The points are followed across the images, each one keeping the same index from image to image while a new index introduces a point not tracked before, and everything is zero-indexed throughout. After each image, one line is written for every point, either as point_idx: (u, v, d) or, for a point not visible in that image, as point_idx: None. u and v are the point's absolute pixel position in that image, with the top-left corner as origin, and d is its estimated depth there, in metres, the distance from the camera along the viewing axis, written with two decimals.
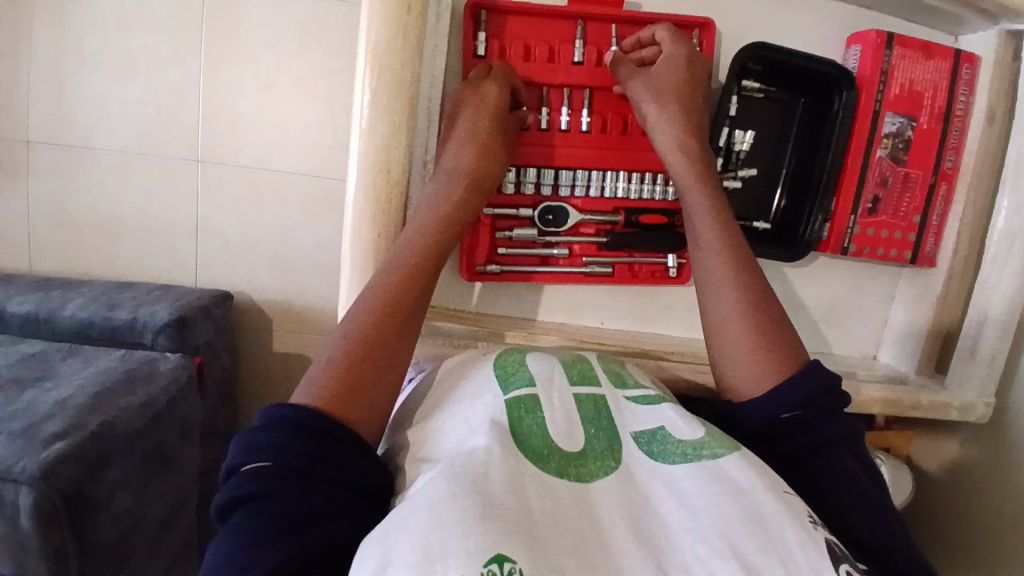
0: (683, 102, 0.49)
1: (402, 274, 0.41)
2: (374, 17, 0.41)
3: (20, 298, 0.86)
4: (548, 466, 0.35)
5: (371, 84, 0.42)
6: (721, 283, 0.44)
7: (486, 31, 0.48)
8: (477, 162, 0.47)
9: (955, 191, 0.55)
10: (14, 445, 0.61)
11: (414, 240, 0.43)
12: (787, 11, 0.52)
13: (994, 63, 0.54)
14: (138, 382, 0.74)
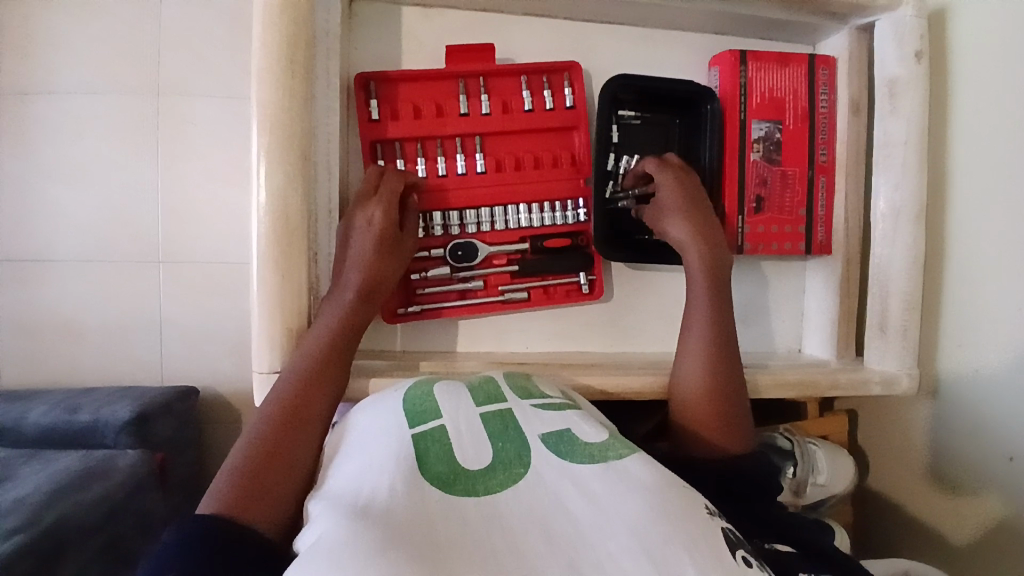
0: (695, 204, 0.53)
1: (303, 383, 0.43)
2: (264, 86, 0.46)
3: None
4: (455, 490, 0.32)
5: (266, 146, 0.46)
6: (696, 365, 0.50)
7: (377, 98, 0.54)
8: (382, 222, 0.49)
9: (836, 181, 0.59)
10: None
11: (309, 358, 0.44)
12: (649, 47, 0.59)
13: (848, 60, 0.58)
14: (95, 478, 0.74)
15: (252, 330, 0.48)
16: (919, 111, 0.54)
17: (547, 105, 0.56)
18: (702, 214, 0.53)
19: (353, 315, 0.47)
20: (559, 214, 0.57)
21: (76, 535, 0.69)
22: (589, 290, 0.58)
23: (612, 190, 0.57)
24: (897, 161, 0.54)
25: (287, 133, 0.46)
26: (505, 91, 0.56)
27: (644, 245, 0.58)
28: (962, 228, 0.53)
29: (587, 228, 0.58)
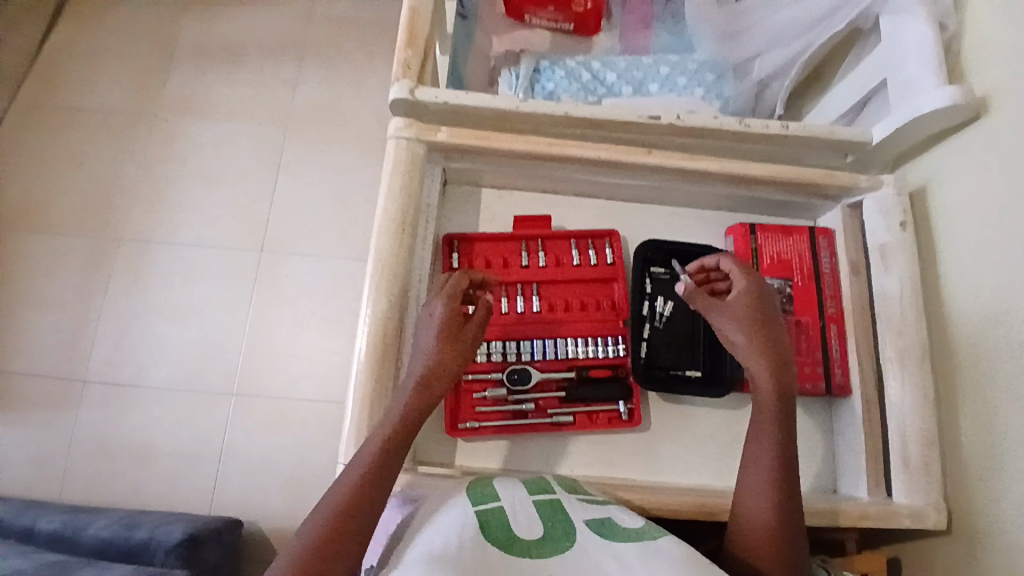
0: (766, 332, 0.58)
1: (370, 466, 0.50)
2: (379, 238, 0.61)
3: (50, 516, 0.95)
4: (513, 552, 0.42)
5: (375, 281, 0.60)
6: (760, 485, 0.54)
7: (458, 252, 0.69)
8: (449, 320, 0.57)
9: (846, 330, 0.68)
10: None
11: (378, 440, 0.52)
12: (675, 220, 0.74)
13: (843, 231, 0.71)
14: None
15: (344, 425, 0.57)
16: (909, 272, 0.64)
17: (592, 260, 0.70)
18: (773, 341, 0.58)
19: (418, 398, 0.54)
20: (602, 347, 0.67)
21: None
22: (629, 419, 0.65)
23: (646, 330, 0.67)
24: (895, 311, 0.63)
25: (392, 274, 0.60)
26: (558, 249, 0.70)
27: (678, 377, 0.67)
28: (965, 373, 0.60)
29: (627, 361, 0.67)
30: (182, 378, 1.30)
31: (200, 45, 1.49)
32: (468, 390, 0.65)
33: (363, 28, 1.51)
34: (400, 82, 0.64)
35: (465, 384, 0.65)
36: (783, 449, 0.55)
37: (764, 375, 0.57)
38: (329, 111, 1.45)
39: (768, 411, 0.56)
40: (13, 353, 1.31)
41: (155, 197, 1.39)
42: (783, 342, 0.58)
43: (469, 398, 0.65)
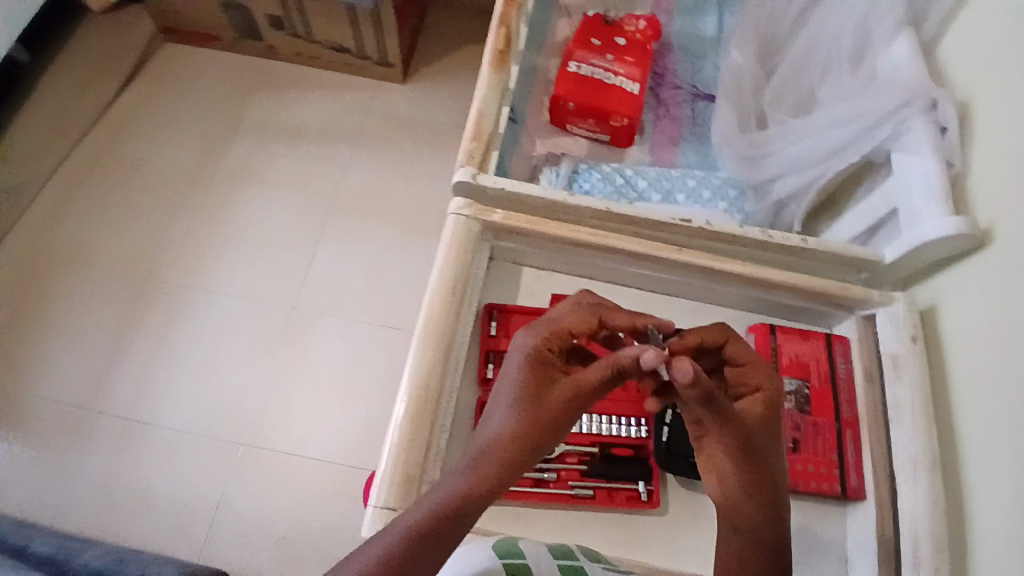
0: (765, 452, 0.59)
1: (448, 507, 0.50)
2: (432, 299, 0.67)
3: (44, 540, 1.05)
4: None
5: (422, 338, 0.65)
6: None
7: (498, 321, 0.74)
8: (535, 375, 0.57)
9: (862, 435, 0.71)
10: None
11: (458, 483, 0.52)
12: (700, 314, 0.79)
13: (858, 339, 0.75)
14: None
15: (379, 465, 0.60)
16: (920, 384, 0.68)
17: None
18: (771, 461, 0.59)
19: (527, 446, 0.54)
20: (626, 426, 0.71)
21: None
22: (648, 499, 0.68)
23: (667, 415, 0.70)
24: (907, 420, 0.67)
25: (439, 333, 0.65)
26: None
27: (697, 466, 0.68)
28: (976, 486, 0.62)
29: (649, 442, 0.71)
30: (197, 426, 1.32)
31: (266, 119, 1.60)
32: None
33: (418, 122, 1.62)
34: (464, 169, 0.74)
35: None
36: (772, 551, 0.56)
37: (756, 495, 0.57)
38: (375, 192, 1.54)
39: (763, 514, 0.57)
40: (38, 384, 1.34)
41: (202, 250, 1.46)
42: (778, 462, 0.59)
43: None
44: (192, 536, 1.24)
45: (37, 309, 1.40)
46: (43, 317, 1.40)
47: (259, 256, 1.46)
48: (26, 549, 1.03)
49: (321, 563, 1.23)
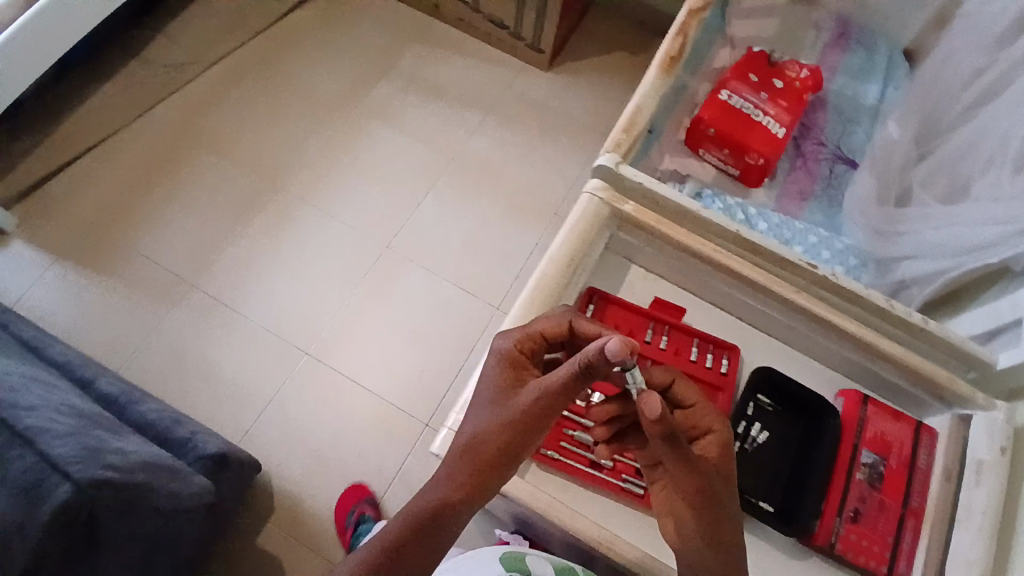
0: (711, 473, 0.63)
1: (449, 489, 0.65)
2: (547, 268, 0.73)
3: (109, 380, 1.15)
4: None
5: (531, 301, 0.71)
6: None
7: (596, 306, 0.78)
8: (510, 377, 0.67)
9: (922, 528, 0.70)
10: (82, 454, 0.78)
11: (454, 469, 0.65)
12: (791, 363, 0.81)
13: (948, 436, 0.74)
14: (102, 521, 0.79)
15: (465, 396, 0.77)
16: (1001, 496, 0.67)
17: (708, 364, 0.77)
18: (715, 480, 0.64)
19: (503, 443, 0.65)
20: None
21: (142, 514, 0.84)
22: None
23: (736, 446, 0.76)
24: (973, 526, 0.67)
25: (544, 300, 0.71)
26: (680, 342, 0.78)
27: (752, 502, 0.72)
28: None
29: None
30: (273, 325, 1.41)
31: (411, 67, 1.67)
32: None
33: (552, 109, 1.65)
34: (610, 154, 0.77)
35: None
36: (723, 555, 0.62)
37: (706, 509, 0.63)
38: (491, 167, 1.59)
39: (715, 524, 0.63)
40: (148, 242, 1.45)
41: (324, 170, 1.55)
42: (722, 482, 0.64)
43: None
44: (241, 419, 1.33)
45: (169, 176, 1.51)
46: (169, 180, 1.50)
47: (374, 192, 1.55)
48: (92, 384, 1.13)
49: (342, 483, 1.30)
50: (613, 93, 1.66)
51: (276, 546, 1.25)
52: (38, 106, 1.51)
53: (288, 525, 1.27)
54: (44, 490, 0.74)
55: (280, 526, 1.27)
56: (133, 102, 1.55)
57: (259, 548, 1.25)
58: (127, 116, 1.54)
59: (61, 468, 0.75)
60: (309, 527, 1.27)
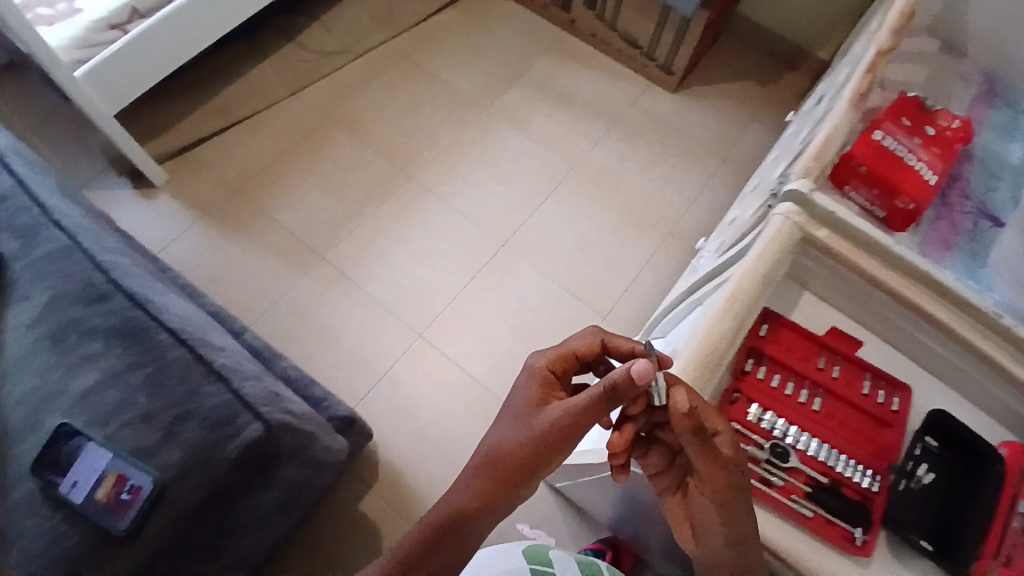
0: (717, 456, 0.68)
1: (471, 490, 0.78)
2: (742, 281, 0.75)
3: (253, 335, 1.21)
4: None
5: (721, 309, 0.74)
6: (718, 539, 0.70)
7: (773, 329, 0.82)
8: (536, 394, 0.80)
9: None
10: (266, 397, 0.85)
11: (479, 472, 0.78)
12: (950, 407, 0.82)
13: None
14: (276, 463, 0.83)
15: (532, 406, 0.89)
16: None
17: (879, 400, 0.80)
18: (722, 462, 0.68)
19: (520, 454, 0.76)
20: (862, 474, 0.76)
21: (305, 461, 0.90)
22: (859, 545, 0.73)
23: (903, 483, 0.76)
24: None
25: (737, 311, 0.74)
26: (851, 375, 0.81)
27: (913, 539, 0.74)
28: None
29: (876, 498, 0.75)
30: (392, 304, 1.47)
31: (542, 76, 1.73)
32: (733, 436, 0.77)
33: (676, 128, 1.67)
34: (802, 180, 0.80)
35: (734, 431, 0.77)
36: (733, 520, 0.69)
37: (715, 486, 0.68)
38: (610, 177, 1.62)
39: (724, 496, 0.68)
40: (283, 210, 1.53)
41: (450, 165, 1.62)
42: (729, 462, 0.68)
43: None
44: (354, 389, 1.39)
45: (309, 151, 1.60)
46: (309, 155, 1.59)
47: (497, 188, 1.60)
48: (240, 336, 1.19)
49: (442, 463, 1.35)
50: (737, 120, 1.68)
51: (375, 512, 1.30)
52: (201, 74, 1.64)
53: (387, 494, 1.32)
54: (234, 426, 0.80)
55: (380, 493, 1.31)
56: (285, 81, 1.66)
57: (359, 511, 1.30)
58: (277, 94, 1.64)
59: (254, 409, 0.81)
60: (406, 499, 1.32)
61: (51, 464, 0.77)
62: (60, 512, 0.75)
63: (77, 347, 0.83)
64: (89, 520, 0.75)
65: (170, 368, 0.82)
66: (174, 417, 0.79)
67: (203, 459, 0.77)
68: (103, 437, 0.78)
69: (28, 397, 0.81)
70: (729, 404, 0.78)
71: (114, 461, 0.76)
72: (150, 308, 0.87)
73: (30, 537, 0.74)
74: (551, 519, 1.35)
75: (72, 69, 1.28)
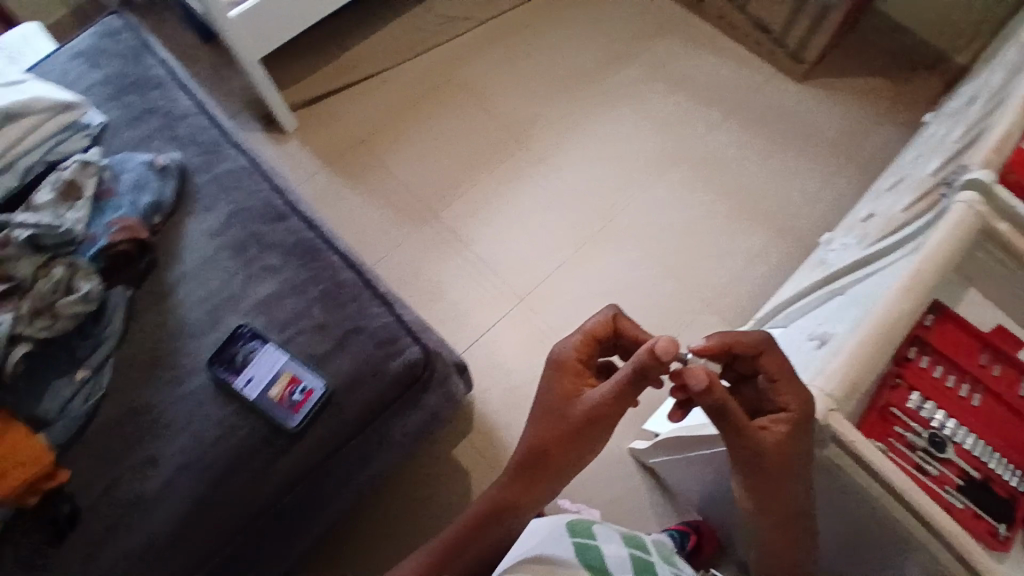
0: (791, 430, 0.67)
1: (505, 494, 0.74)
2: (926, 262, 0.77)
3: None
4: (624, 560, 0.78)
5: (904, 287, 0.75)
6: (784, 506, 0.70)
7: (937, 323, 0.83)
8: (564, 385, 0.72)
9: None
10: (422, 324, 0.89)
11: (508, 471, 0.75)
12: None
13: None
14: (430, 386, 0.88)
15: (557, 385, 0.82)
16: None
17: None
18: (794, 433, 0.67)
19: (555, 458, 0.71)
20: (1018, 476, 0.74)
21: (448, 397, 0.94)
22: (1003, 541, 0.71)
23: None
24: None
25: (918, 289, 0.75)
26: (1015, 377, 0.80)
27: None
28: None
29: None
30: (496, 262, 1.49)
31: (663, 55, 1.73)
32: (890, 420, 0.78)
33: (796, 121, 1.64)
34: (985, 170, 0.80)
35: (890, 414, 0.78)
36: (798, 486, 0.69)
37: (785, 458, 0.67)
38: (725, 161, 1.60)
39: (789, 466, 0.68)
40: (402, 163, 1.58)
41: (565, 134, 1.63)
42: (802, 435, 0.67)
43: (887, 427, 0.78)
44: (456, 341, 1.42)
45: (429, 107, 1.64)
46: (429, 111, 1.64)
47: (608, 161, 1.60)
48: None
49: None
50: (862, 119, 1.64)
51: (465, 460, 1.31)
52: (334, 29, 1.71)
53: (479, 443, 1.33)
54: (398, 346, 0.84)
55: (473, 443, 1.33)
56: (411, 38, 1.71)
57: (452, 458, 1.31)
58: (403, 51, 1.70)
59: (415, 333, 0.86)
60: (496, 453, 1.32)
61: (225, 361, 0.81)
62: (231, 405, 0.80)
63: (255, 257, 0.88)
64: (262, 414, 0.79)
65: (343, 287, 0.87)
66: (345, 330, 0.84)
67: (371, 371, 0.82)
68: (279, 341, 0.83)
69: (208, 299, 0.86)
70: (890, 389, 0.79)
71: (288, 363, 0.81)
72: (322, 230, 0.92)
73: (202, 425, 0.79)
74: (638, 494, 1.35)
75: (227, 8, 1.34)
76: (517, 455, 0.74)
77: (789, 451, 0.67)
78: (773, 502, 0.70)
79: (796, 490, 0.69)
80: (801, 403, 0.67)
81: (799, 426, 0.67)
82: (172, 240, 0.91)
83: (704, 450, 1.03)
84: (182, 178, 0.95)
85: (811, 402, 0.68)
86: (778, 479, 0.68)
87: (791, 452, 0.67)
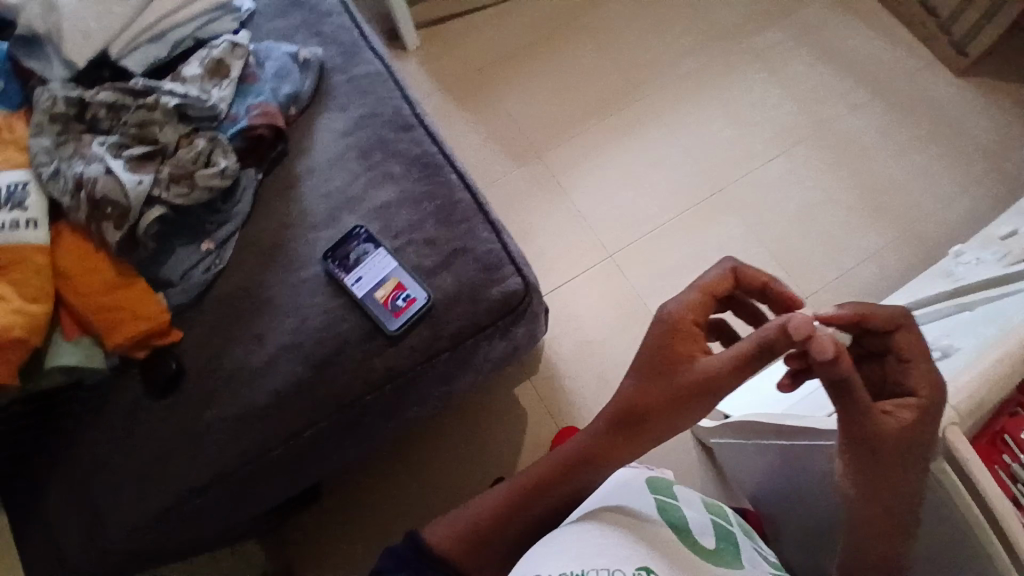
0: (918, 415, 0.64)
1: (596, 446, 0.73)
2: None
3: None
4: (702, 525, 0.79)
5: None
6: (896, 501, 0.66)
7: None
8: (677, 346, 0.70)
9: None
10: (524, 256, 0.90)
11: (601, 425, 0.74)
12: None
13: None
14: (521, 319, 0.88)
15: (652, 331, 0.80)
16: None
17: None
18: (921, 418, 0.64)
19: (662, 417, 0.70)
20: None
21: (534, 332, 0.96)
22: None
23: None
24: None
25: None
26: None
27: None
28: None
29: None
30: (591, 214, 1.47)
31: (809, 25, 1.60)
32: (999, 447, 0.73)
33: (944, 119, 1.50)
34: None
35: (999, 441, 0.73)
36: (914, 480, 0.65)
37: (907, 445, 0.64)
38: (855, 150, 1.49)
39: (911, 456, 0.64)
40: (515, 97, 1.56)
41: (687, 93, 1.56)
42: (928, 424, 0.64)
43: (994, 453, 0.73)
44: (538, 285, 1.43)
45: (552, 44, 1.60)
46: (551, 48, 1.60)
47: (725, 129, 1.53)
48: None
49: (595, 381, 1.35)
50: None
51: (526, 400, 1.34)
52: None
53: (543, 387, 1.35)
54: (500, 273, 0.86)
55: (538, 386, 1.35)
56: None
57: (515, 395, 1.35)
58: None
59: (518, 265, 0.88)
60: (558, 399, 1.34)
61: (339, 257, 0.85)
62: (339, 299, 0.84)
63: (379, 163, 0.91)
64: (365, 313, 0.83)
65: (457, 206, 0.89)
66: (453, 249, 0.86)
67: (472, 293, 0.85)
68: (390, 247, 0.86)
69: (330, 196, 0.90)
70: (1007, 415, 0.74)
71: (396, 270, 0.84)
72: (443, 147, 0.94)
73: (310, 311, 0.84)
74: (688, 469, 1.35)
75: None
76: (615, 403, 0.73)
77: (913, 440, 0.64)
78: (885, 495, 0.66)
79: (912, 480, 0.65)
80: (932, 390, 0.65)
81: (926, 413, 0.65)
82: (304, 133, 0.94)
83: (770, 440, 1.00)
84: (321, 75, 0.98)
85: (940, 391, 0.66)
86: (896, 468, 0.65)
87: (915, 441, 0.64)
